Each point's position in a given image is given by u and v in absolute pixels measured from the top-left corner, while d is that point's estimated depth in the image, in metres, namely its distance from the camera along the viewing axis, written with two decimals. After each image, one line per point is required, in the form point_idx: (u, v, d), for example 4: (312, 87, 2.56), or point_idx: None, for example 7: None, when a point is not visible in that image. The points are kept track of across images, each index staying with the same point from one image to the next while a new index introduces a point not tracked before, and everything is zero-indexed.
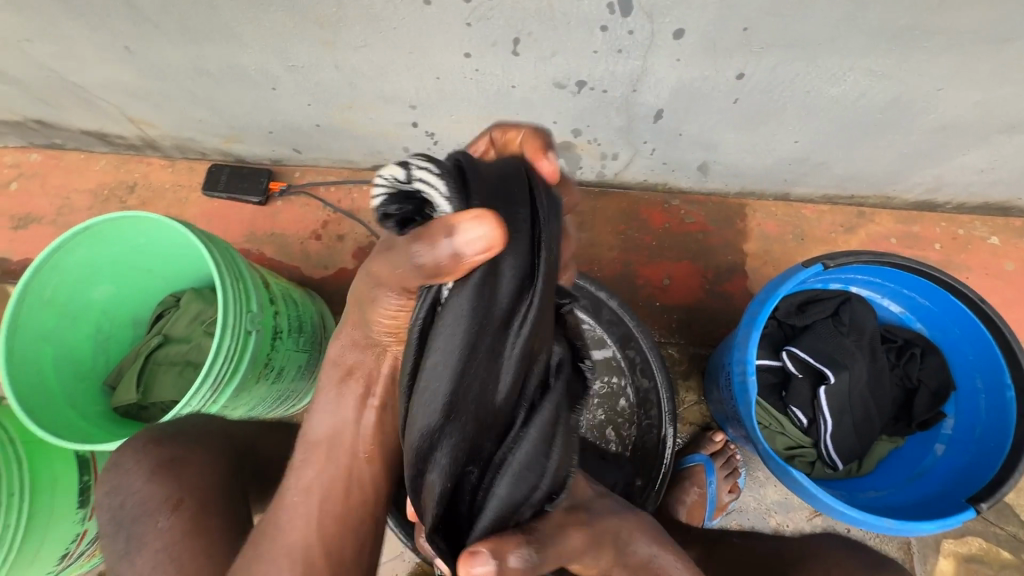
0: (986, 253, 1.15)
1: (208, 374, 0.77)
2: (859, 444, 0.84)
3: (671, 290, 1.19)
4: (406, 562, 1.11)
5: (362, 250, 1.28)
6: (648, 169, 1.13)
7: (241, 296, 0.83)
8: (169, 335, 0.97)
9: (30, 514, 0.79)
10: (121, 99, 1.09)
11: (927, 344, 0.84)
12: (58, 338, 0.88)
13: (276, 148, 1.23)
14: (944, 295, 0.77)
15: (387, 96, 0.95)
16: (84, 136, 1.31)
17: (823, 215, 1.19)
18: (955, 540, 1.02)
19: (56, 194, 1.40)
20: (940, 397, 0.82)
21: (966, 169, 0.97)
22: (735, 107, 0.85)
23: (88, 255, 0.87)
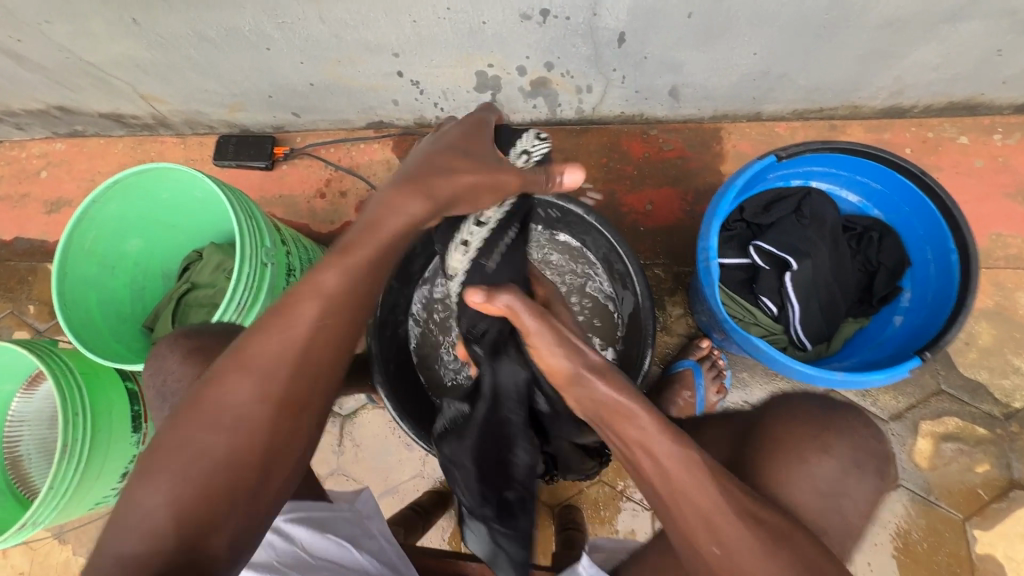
0: (956, 153, 1.19)
1: (232, 297, 0.87)
2: (825, 325, 0.91)
3: (654, 215, 1.26)
4: (426, 478, 1.22)
5: (364, 203, 1.38)
6: (622, 100, 1.19)
7: (255, 233, 0.93)
8: (197, 281, 1.08)
9: (93, 433, 0.92)
10: (133, 76, 1.19)
11: (884, 227, 0.90)
12: (99, 286, 0.99)
13: (276, 113, 1.32)
14: (892, 174, 0.83)
15: (371, 46, 1.03)
16: (102, 120, 1.42)
17: (796, 131, 1.24)
18: (932, 421, 1.09)
19: (83, 178, 1.52)
20: (897, 273, 0.89)
21: (922, 66, 1.02)
22: (690, 21, 0.91)
23: (119, 209, 0.97)
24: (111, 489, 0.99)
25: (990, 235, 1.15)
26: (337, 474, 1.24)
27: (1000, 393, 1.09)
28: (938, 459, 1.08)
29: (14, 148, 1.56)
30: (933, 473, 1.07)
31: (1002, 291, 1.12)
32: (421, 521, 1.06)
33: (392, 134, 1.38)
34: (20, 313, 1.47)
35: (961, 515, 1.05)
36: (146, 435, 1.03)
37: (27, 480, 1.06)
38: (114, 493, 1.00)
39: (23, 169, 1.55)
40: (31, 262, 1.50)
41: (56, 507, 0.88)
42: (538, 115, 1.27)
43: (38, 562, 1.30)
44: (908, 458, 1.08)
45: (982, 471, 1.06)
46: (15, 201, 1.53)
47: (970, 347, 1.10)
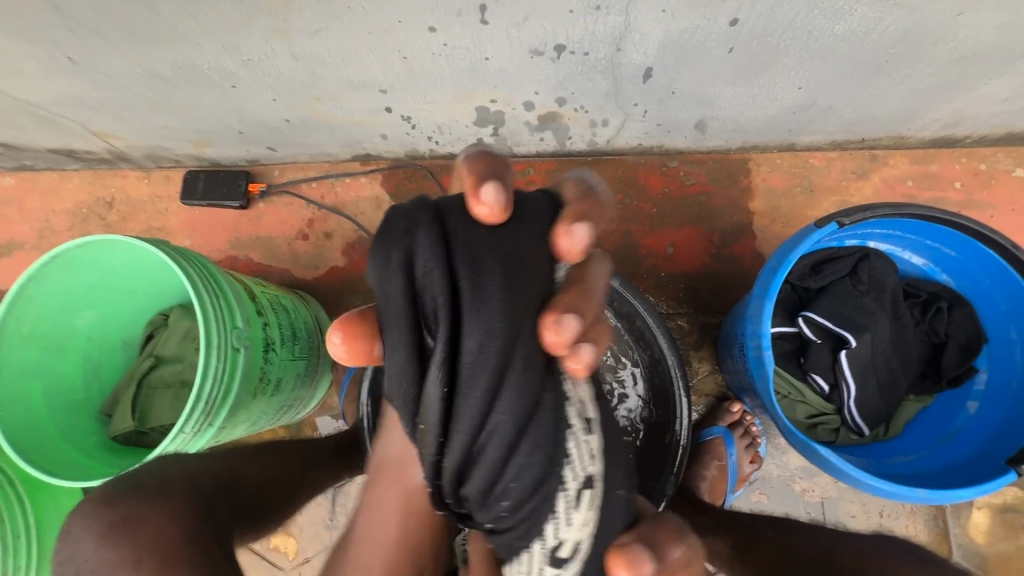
0: (1011, 187, 1.07)
1: (198, 398, 0.73)
2: (885, 408, 0.80)
3: (676, 259, 1.13)
4: None
5: (352, 245, 1.24)
6: (642, 133, 1.06)
7: (223, 312, 0.79)
8: (162, 355, 0.94)
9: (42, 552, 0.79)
10: (80, 114, 1.03)
11: (954, 296, 0.78)
12: (46, 371, 0.85)
13: (250, 148, 1.17)
14: (972, 243, 0.71)
15: (354, 83, 0.89)
16: (52, 155, 1.26)
17: (833, 162, 1.12)
18: (988, 491, 0.99)
19: (35, 217, 1.36)
20: (971, 351, 0.77)
21: (988, 98, 0.89)
22: (730, 56, 0.78)
23: (64, 283, 0.83)
24: None
25: None
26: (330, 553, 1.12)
27: None
28: (994, 534, 0.98)
29: None
30: (989, 549, 0.98)
31: None
32: None
33: (381, 168, 1.23)
34: None
35: None
36: None
37: None
38: None
39: None
40: None
41: None
42: (545, 147, 1.13)
43: None
44: (962, 532, 0.99)
45: None
46: None
47: None
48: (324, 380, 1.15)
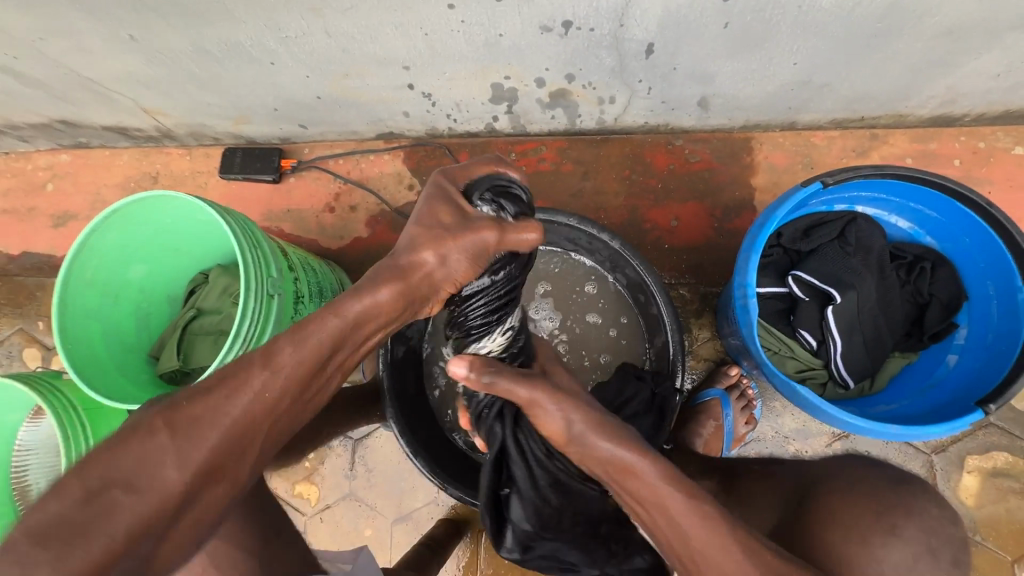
0: (1010, 164, 1.10)
1: (237, 333, 0.82)
2: (868, 361, 0.85)
3: (679, 231, 1.19)
4: (440, 506, 1.18)
5: (374, 217, 1.33)
6: (647, 110, 1.12)
7: (260, 261, 0.88)
8: (202, 306, 1.04)
9: None
10: (134, 90, 1.14)
11: (938, 257, 0.83)
12: (102, 315, 0.96)
13: (283, 125, 1.27)
14: (951, 203, 0.75)
15: (380, 59, 0.97)
16: (106, 132, 1.38)
17: (834, 141, 1.16)
18: (979, 456, 1.02)
19: (88, 191, 1.48)
20: (952, 308, 0.81)
21: (980, 74, 0.93)
22: (726, 32, 0.84)
23: (120, 237, 0.93)
24: None
25: None
26: (350, 499, 1.21)
27: None
28: (984, 497, 1.01)
29: (20, 159, 1.53)
30: (978, 511, 1.01)
31: None
32: (436, 556, 1.03)
33: (403, 145, 1.32)
34: (30, 329, 1.45)
35: (1009, 556, 0.99)
36: None
37: None
38: None
39: (29, 182, 1.52)
40: (40, 278, 1.48)
41: None
42: (556, 125, 1.20)
43: None
44: (952, 495, 1.02)
45: None
46: (22, 215, 1.51)
47: None
48: None
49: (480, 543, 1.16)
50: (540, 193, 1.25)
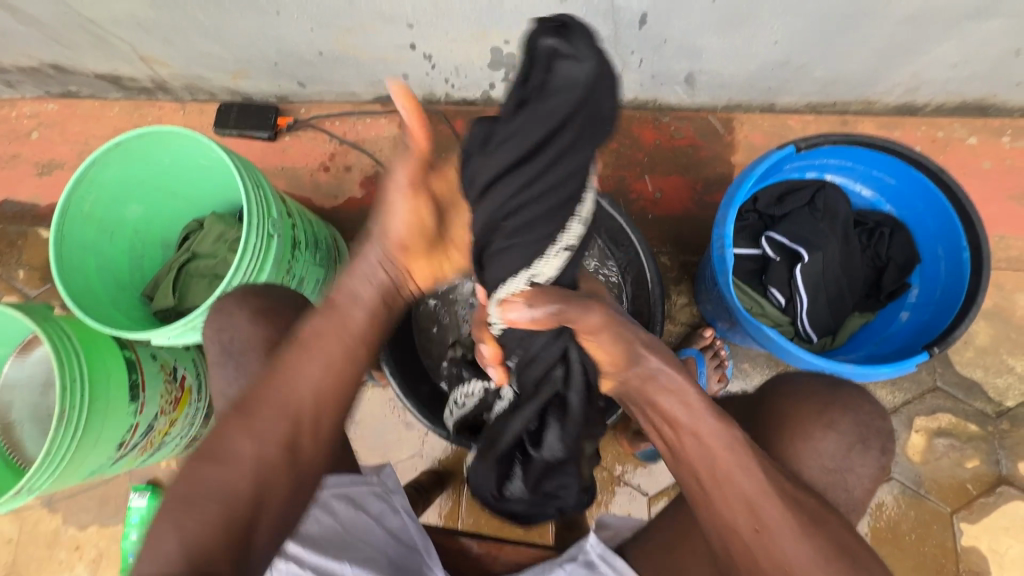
0: (964, 154, 1.20)
1: (238, 268, 0.85)
2: (830, 318, 0.92)
3: (663, 203, 1.26)
4: (425, 459, 1.22)
5: (369, 178, 1.35)
6: (637, 84, 1.18)
7: (262, 202, 0.90)
8: (198, 251, 1.05)
9: (90, 401, 0.89)
10: (134, 36, 1.15)
11: (895, 223, 0.91)
12: (98, 252, 0.97)
13: (282, 82, 1.29)
14: (908, 170, 0.83)
15: (385, 15, 1.00)
16: (98, 81, 1.37)
17: (808, 125, 1.24)
18: (926, 417, 1.11)
19: (76, 140, 1.47)
20: (906, 270, 0.89)
21: (940, 64, 1.02)
22: (714, 5, 0.90)
23: (120, 173, 0.95)
24: (107, 460, 0.98)
25: (993, 236, 1.17)
26: None
27: (993, 391, 1.11)
28: (930, 454, 1.10)
29: (5, 106, 1.50)
30: (924, 466, 1.10)
31: (1002, 292, 1.14)
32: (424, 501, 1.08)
33: None
34: (9, 278, 1.43)
35: (949, 508, 1.08)
36: (145, 405, 1.01)
37: (18, 447, 1.03)
38: (111, 463, 0.99)
39: (14, 129, 1.49)
40: (21, 227, 1.45)
41: (51, 476, 0.85)
42: None
43: (27, 530, 1.27)
44: (901, 452, 1.11)
45: (972, 466, 1.09)
46: (5, 162, 1.48)
47: (968, 346, 1.13)
48: None
49: (462, 493, 1.20)
50: None
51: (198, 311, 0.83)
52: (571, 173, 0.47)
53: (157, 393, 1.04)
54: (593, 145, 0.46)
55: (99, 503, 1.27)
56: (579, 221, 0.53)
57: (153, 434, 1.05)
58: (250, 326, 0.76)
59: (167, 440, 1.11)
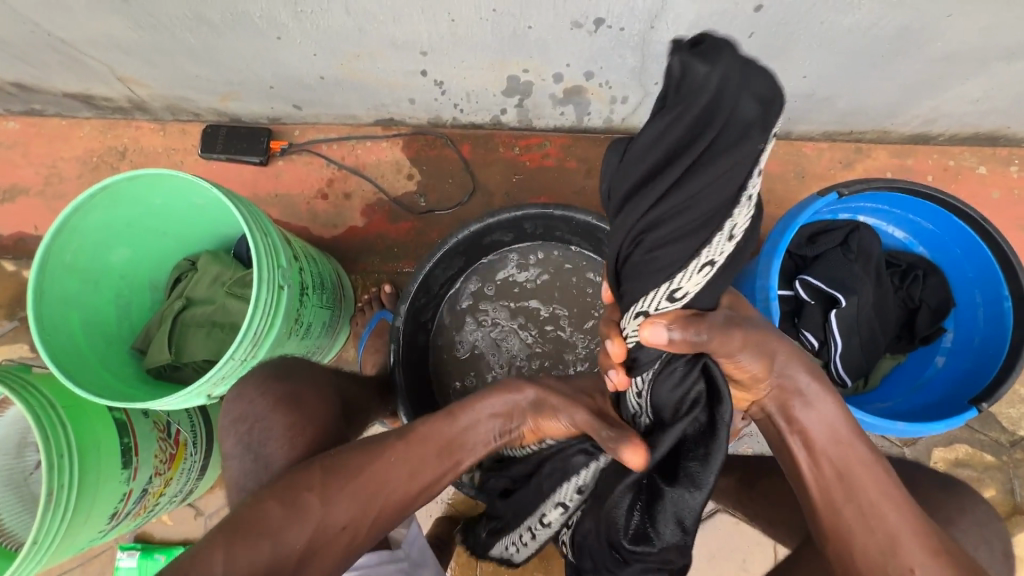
0: (975, 183, 1.20)
1: (248, 327, 0.77)
2: (864, 362, 0.91)
3: None
4: (440, 504, 1.17)
5: (370, 206, 1.27)
6: None
7: (271, 251, 0.83)
8: (192, 296, 0.97)
9: (78, 476, 0.81)
10: (112, 56, 1.04)
11: (928, 265, 0.90)
12: (81, 304, 0.87)
13: (275, 104, 1.20)
14: (947, 216, 0.82)
15: (398, 42, 0.93)
16: (67, 100, 1.25)
17: (824, 152, 1.23)
18: (943, 448, 1.12)
19: (41, 162, 1.34)
20: (940, 313, 0.89)
21: (962, 98, 1.02)
22: (749, 41, 0.87)
23: (105, 218, 0.85)
24: (97, 533, 0.89)
25: None
26: None
27: (1007, 421, 1.13)
28: None
29: None
30: None
31: None
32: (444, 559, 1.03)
33: (402, 133, 1.27)
34: None
35: None
36: (137, 470, 0.92)
37: None
38: (101, 535, 0.90)
39: None
40: None
41: (36, 563, 0.77)
42: (564, 121, 1.20)
43: None
44: None
45: (988, 496, 1.10)
46: None
47: None
48: (343, 333, 1.21)
49: None
50: (544, 189, 1.25)
51: (206, 378, 0.76)
52: (707, 186, 0.45)
53: (151, 454, 0.95)
54: (745, 149, 0.43)
55: (82, 563, 1.18)
56: (728, 230, 0.49)
57: (147, 498, 0.96)
58: (276, 414, 0.77)
59: (161, 501, 1.02)
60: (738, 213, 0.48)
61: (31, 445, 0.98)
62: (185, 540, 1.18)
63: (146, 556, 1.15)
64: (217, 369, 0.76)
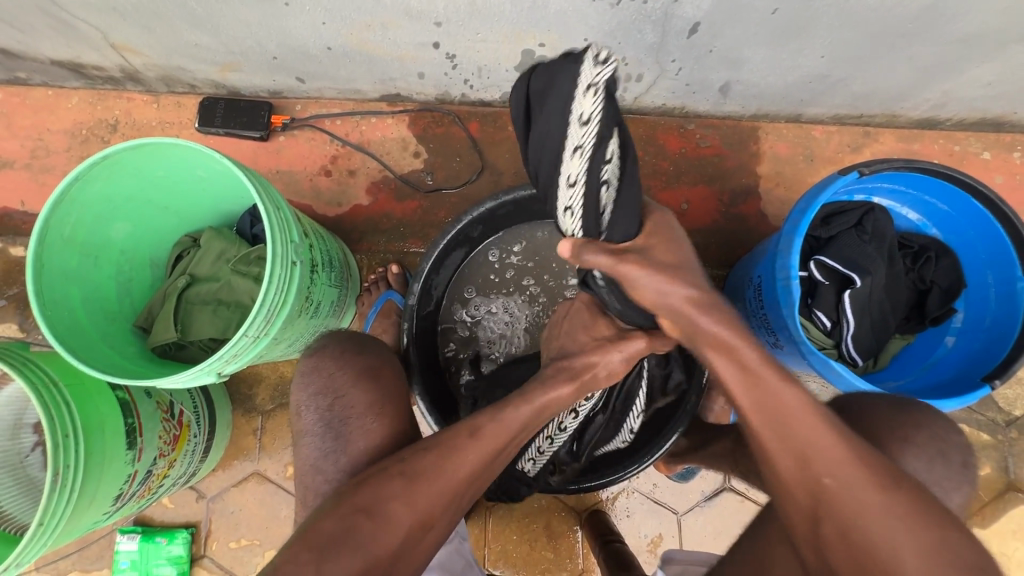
0: (979, 168, 1.22)
1: (262, 303, 0.75)
2: (874, 342, 0.92)
3: (689, 214, 1.22)
4: None
5: (376, 184, 1.24)
6: (669, 92, 1.13)
7: (283, 226, 0.80)
8: (195, 273, 0.94)
9: (84, 456, 0.78)
10: (106, 20, 0.99)
11: (941, 247, 0.91)
12: (81, 280, 0.84)
13: (277, 77, 1.15)
14: (964, 197, 0.83)
15: (412, 12, 0.90)
16: (54, 68, 1.19)
17: (832, 135, 1.23)
18: None
19: (26, 135, 1.27)
20: (951, 295, 0.90)
21: (974, 82, 1.02)
22: (772, 17, 0.86)
23: (104, 189, 0.81)
24: (102, 515, 0.87)
25: None
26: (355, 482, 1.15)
27: (1003, 401, 1.15)
28: None
29: None
30: None
31: None
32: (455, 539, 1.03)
33: (408, 109, 1.24)
34: None
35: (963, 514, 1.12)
36: (142, 451, 0.90)
37: None
38: (106, 517, 0.88)
39: None
40: None
41: (43, 545, 0.75)
42: None
43: None
44: None
45: (984, 474, 1.13)
46: None
47: None
48: (349, 313, 1.19)
49: (487, 520, 1.15)
50: None
51: (220, 353, 0.74)
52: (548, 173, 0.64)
53: (155, 435, 0.92)
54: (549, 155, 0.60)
55: (80, 547, 1.15)
56: (566, 180, 0.60)
57: (151, 479, 0.94)
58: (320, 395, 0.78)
59: (164, 483, 1.00)
60: (572, 167, 0.59)
61: (25, 427, 0.95)
62: (188, 524, 1.15)
63: (148, 540, 1.13)
64: (231, 346, 0.74)
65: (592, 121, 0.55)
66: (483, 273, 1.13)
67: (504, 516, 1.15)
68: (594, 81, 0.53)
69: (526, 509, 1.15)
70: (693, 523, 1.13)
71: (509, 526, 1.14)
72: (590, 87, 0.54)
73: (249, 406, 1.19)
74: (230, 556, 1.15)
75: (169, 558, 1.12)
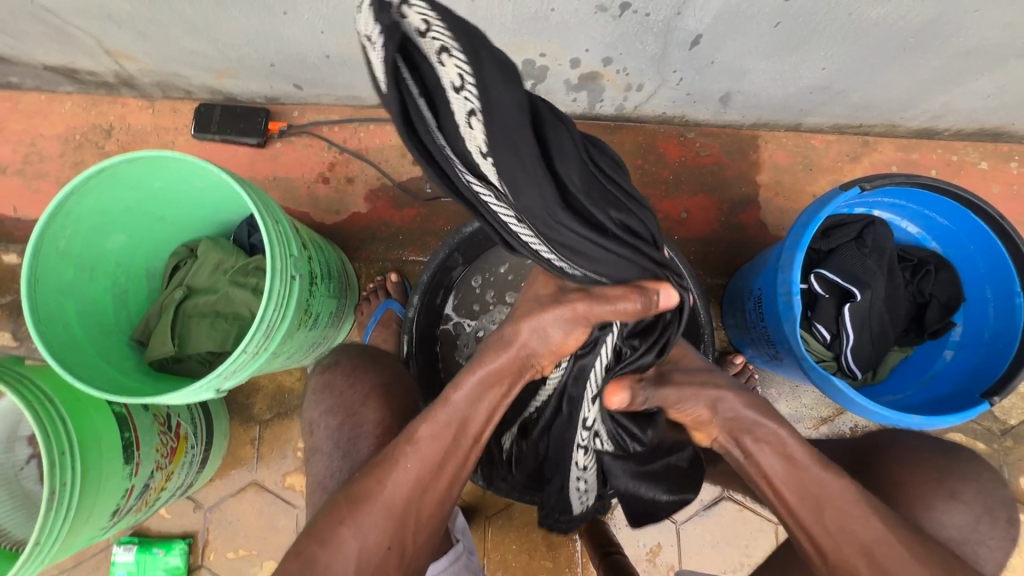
0: (976, 177, 1.22)
1: (261, 319, 0.74)
2: (873, 355, 0.92)
3: (688, 223, 1.22)
4: None
5: (374, 192, 1.23)
6: (670, 101, 1.12)
7: (282, 240, 0.79)
8: (192, 285, 0.93)
9: (81, 473, 0.77)
10: (101, 26, 0.98)
11: (940, 261, 0.91)
12: (77, 293, 0.82)
13: (275, 83, 1.14)
14: (963, 212, 0.83)
15: None
16: (48, 72, 1.17)
17: (831, 145, 1.23)
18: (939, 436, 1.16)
19: (19, 140, 1.26)
20: (949, 308, 0.90)
21: (974, 94, 1.03)
22: (775, 30, 0.86)
23: (100, 202, 0.80)
24: (99, 530, 0.86)
25: None
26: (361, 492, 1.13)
27: (998, 410, 1.16)
28: None
29: None
30: None
31: None
32: None
33: None
34: None
35: None
36: (139, 465, 0.89)
37: None
38: (103, 532, 0.87)
39: None
40: None
41: (40, 564, 0.74)
42: (574, 109, 1.17)
43: None
44: None
45: None
46: None
47: None
48: (348, 322, 1.18)
49: (486, 530, 1.15)
50: None
51: (219, 370, 0.73)
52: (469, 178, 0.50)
53: (153, 448, 0.92)
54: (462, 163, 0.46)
55: (76, 558, 1.14)
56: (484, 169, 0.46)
57: (149, 493, 0.93)
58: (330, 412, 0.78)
59: (162, 495, 0.99)
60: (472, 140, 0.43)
61: (20, 440, 0.94)
62: (185, 534, 1.15)
63: (145, 550, 1.12)
64: (229, 363, 0.73)
65: (414, 36, 0.38)
66: (470, 298, 1.08)
67: (503, 525, 1.15)
68: (365, 26, 0.37)
69: (526, 518, 1.15)
70: (692, 532, 1.14)
71: (509, 535, 1.14)
72: (365, 38, 0.39)
73: (247, 416, 1.18)
74: (228, 566, 1.15)
75: (166, 568, 1.12)
